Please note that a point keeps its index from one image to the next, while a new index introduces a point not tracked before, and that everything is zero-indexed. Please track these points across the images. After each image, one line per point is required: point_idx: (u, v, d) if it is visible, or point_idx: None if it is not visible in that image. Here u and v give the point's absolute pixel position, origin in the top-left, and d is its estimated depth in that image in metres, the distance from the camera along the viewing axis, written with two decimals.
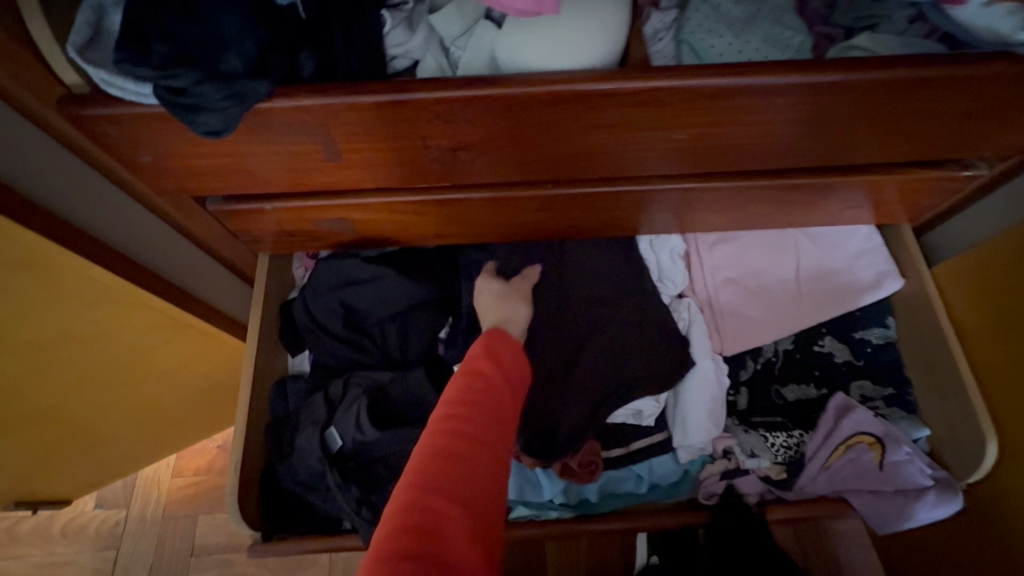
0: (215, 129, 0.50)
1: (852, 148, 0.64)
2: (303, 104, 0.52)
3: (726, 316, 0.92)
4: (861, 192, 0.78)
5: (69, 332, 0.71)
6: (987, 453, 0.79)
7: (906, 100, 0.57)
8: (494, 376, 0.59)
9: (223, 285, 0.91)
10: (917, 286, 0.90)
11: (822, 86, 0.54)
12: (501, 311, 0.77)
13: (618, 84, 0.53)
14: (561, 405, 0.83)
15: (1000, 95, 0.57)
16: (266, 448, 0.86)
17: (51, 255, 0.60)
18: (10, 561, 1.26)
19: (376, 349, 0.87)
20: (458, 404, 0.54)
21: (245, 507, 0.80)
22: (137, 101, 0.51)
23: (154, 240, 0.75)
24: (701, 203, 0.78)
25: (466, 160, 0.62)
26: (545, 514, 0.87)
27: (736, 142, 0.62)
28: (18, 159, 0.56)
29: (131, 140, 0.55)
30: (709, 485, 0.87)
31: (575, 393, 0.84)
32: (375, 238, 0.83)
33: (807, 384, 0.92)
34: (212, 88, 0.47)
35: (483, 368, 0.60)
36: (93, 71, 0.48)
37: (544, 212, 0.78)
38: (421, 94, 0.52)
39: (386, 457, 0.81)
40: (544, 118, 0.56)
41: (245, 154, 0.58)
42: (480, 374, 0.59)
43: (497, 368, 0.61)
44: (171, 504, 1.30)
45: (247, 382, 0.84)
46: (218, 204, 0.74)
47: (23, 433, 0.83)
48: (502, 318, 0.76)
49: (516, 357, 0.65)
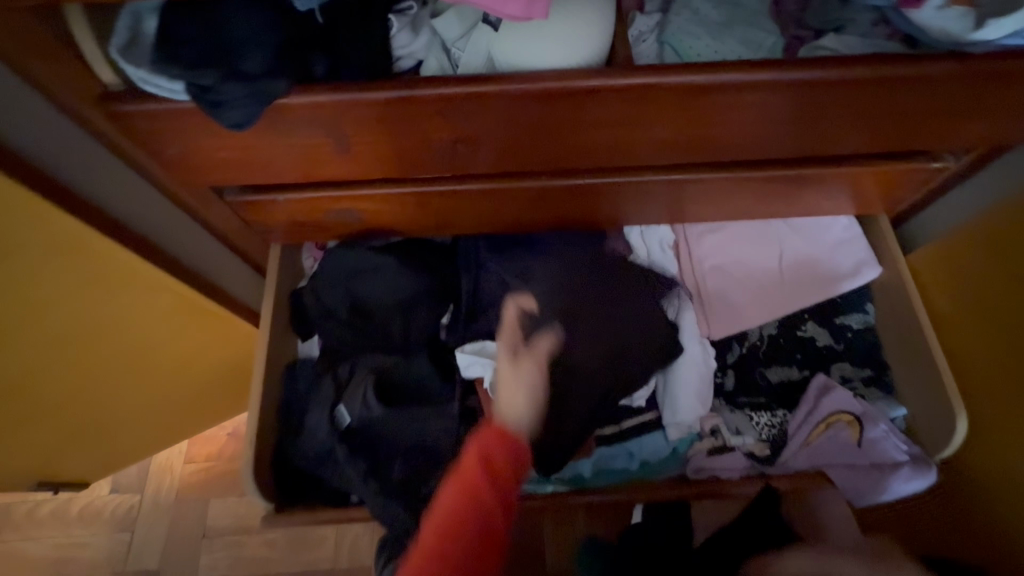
0: (237, 123, 0.55)
1: (824, 141, 0.69)
2: (316, 100, 0.57)
3: (713, 303, 0.97)
4: (838, 184, 0.82)
5: (97, 314, 0.76)
6: (957, 430, 0.84)
7: (869, 96, 0.62)
8: (485, 496, 0.60)
9: (236, 274, 0.96)
10: (894, 273, 0.94)
11: (790, 83, 0.59)
12: (504, 400, 0.66)
13: (603, 82, 0.58)
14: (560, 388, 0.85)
15: (955, 91, 0.62)
16: (278, 426, 0.91)
17: (86, 239, 0.65)
18: (30, 543, 1.31)
19: (376, 334, 0.90)
20: (442, 538, 0.58)
21: (259, 480, 0.85)
22: (170, 98, 0.56)
23: (176, 230, 0.81)
24: (687, 195, 0.83)
25: (466, 153, 0.67)
26: (542, 488, 0.93)
27: (715, 135, 0.67)
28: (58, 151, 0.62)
29: (160, 134, 0.61)
30: (697, 460, 0.91)
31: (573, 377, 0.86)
32: (381, 228, 0.88)
33: (790, 366, 0.97)
34: (235, 85, 0.52)
35: (475, 484, 0.60)
36: (131, 70, 0.54)
37: (539, 203, 0.83)
38: (425, 91, 0.58)
39: (390, 434, 0.85)
40: (536, 113, 0.61)
41: (263, 147, 0.64)
42: (472, 493, 0.60)
43: (491, 480, 0.61)
44: (183, 488, 1.35)
45: (261, 364, 0.89)
46: (235, 195, 0.79)
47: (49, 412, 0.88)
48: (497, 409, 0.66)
49: (514, 453, 0.63)
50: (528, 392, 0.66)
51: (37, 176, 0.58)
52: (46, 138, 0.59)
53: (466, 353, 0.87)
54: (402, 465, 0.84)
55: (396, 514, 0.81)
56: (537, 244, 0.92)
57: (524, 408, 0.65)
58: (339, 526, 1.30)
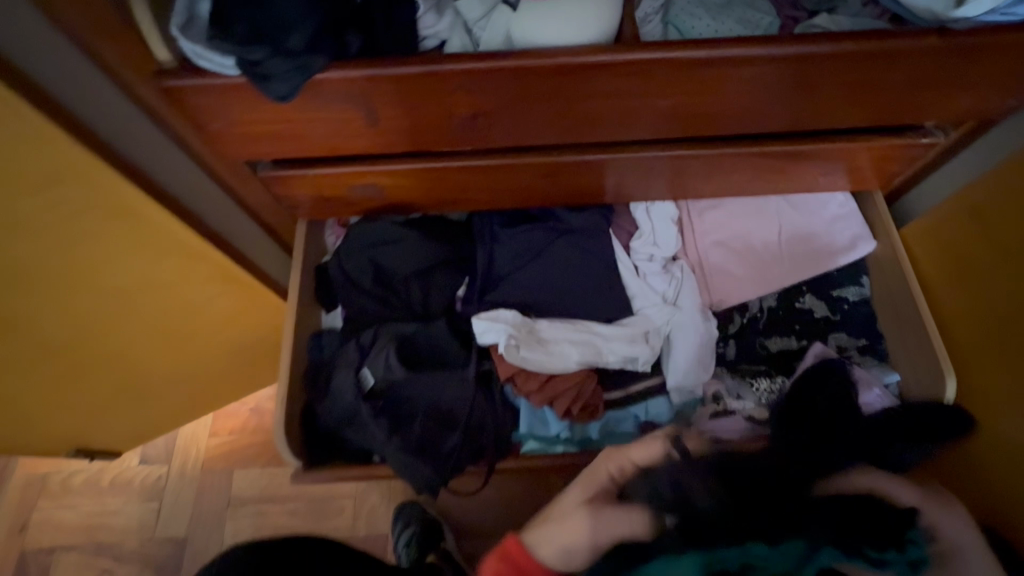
0: (281, 95, 0.62)
1: (819, 114, 0.74)
2: (350, 74, 0.63)
3: (714, 276, 1.02)
4: (834, 160, 0.87)
5: (144, 280, 0.82)
6: (947, 390, 0.88)
7: (858, 70, 0.67)
8: None
9: (265, 249, 1.02)
10: (888, 246, 0.99)
11: (784, 57, 0.64)
12: (549, 531, 0.61)
13: (611, 57, 0.63)
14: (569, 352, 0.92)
15: (940, 65, 0.66)
16: (305, 390, 0.97)
17: (138, 207, 0.72)
18: (65, 510, 1.38)
19: (399, 303, 0.97)
20: None
21: (289, 438, 0.91)
22: (220, 72, 0.62)
23: (214, 204, 0.86)
24: (689, 171, 0.88)
25: (484, 127, 0.73)
26: (552, 448, 0.96)
27: (716, 108, 0.72)
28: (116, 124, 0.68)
29: (208, 108, 0.67)
30: (701, 424, 0.94)
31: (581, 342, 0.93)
32: (402, 203, 0.94)
33: (788, 336, 1.02)
34: (280, 61, 0.59)
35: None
36: (189, 46, 0.60)
37: (550, 178, 0.88)
38: (449, 66, 0.63)
39: (412, 397, 0.91)
40: (550, 87, 0.67)
41: (299, 120, 0.70)
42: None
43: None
44: (208, 460, 1.42)
45: (290, 331, 0.95)
46: (268, 170, 0.85)
47: (94, 376, 0.94)
48: (533, 536, 0.62)
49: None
50: (565, 547, 0.60)
51: (100, 146, 0.64)
52: (106, 112, 0.66)
53: (482, 319, 0.92)
54: (422, 426, 0.89)
55: (416, 468, 0.87)
56: (548, 222, 1.00)
57: (553, 560, 0.60)
58: (357, 496, 1.36)
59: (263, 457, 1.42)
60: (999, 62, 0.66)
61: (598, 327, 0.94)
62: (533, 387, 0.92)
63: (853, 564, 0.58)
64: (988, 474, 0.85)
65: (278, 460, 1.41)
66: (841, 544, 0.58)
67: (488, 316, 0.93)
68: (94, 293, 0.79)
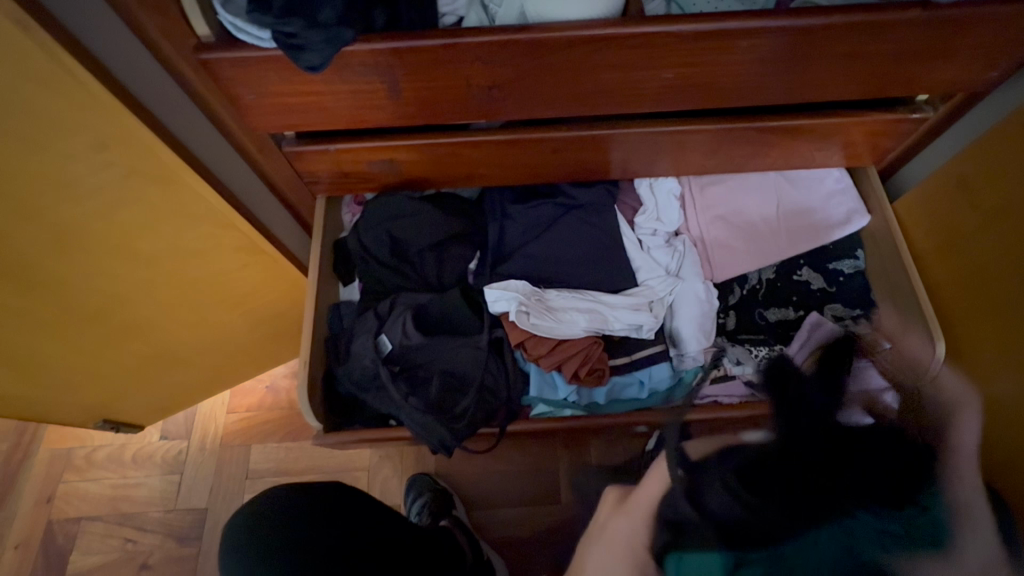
0: (313, 65, 0.66)
1: (812, 86, 0.79)
2: (376, 46, 0.68)
3: (715, 249, 1.06)
4: (828, 135, 0.91)
5: (175, 247, 0.87)
6: (936, 353, 0.92)
7: (850, 41, 0.71)
8: None
9: (286, 224, 1.07)
10: (882, 221, 1.03)
11: (779, 28, 0.69)
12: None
13: (618, 29, 0.68)
14: (576, 320, 0.96)
15: (927, 35, 0.71)
16: (326, 357, 1.03)
17: (177, 172, 0.77)
18: (90, 483, 1.43)
19: (414, 275, 1.02)
20: None
21: (312, 400, 0.97)
22: (257, 44, 0.68)
23: (242, 177, 0.92)
24: (691, 145, 0.93)
25: (498, 99, 0.78)
26: (560, 411, 1.01)
27: (716, 80, 0.77)
28: (160, 95, 0.73)
29: (244, 79, 0.72)
30: (702, 388, 1.00)
31: (588, 310, 0.98)
32: (416, 179, 0.99)
33: (786, 307, 1.06)
34: (313, 32, 0.63)
35: None
36: (229, 19, 0.66)
37: (560, 153, 0.92)
38: (468, 39, 0.68)
39: (427, 360, 0.97)
40: (559, 60, 0.72)
41: (326, 92, 0.75)
42: None
43: None
44: (227, 435, 1.47)
45: (311, 302, 1.00)
46: (292, 144, 0.90)
47: (125, 342, 1.00)
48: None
49: None
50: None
51: (143, 112, 0.69)
52: (149, 84, 0.71)
53: (494, 289, 0.97)
54: (438, 388, 0.95)
55: (431, 426, 0.93)
56: (556, 197, 1.05)
57: None
58: (372, 467, 1.40)
59: (280, 432, 1.47)
60: (981, 34, 0.71)
61: (604, 297, 0.99)
62: (542, 351, 0.96)
63: (873, 516, 0.39)
64: None
65: (294, 435, 1.46)
66: (871, 490, 0.40)
67: (500, 286, 0.98)
68: (131, 258, 0.84)
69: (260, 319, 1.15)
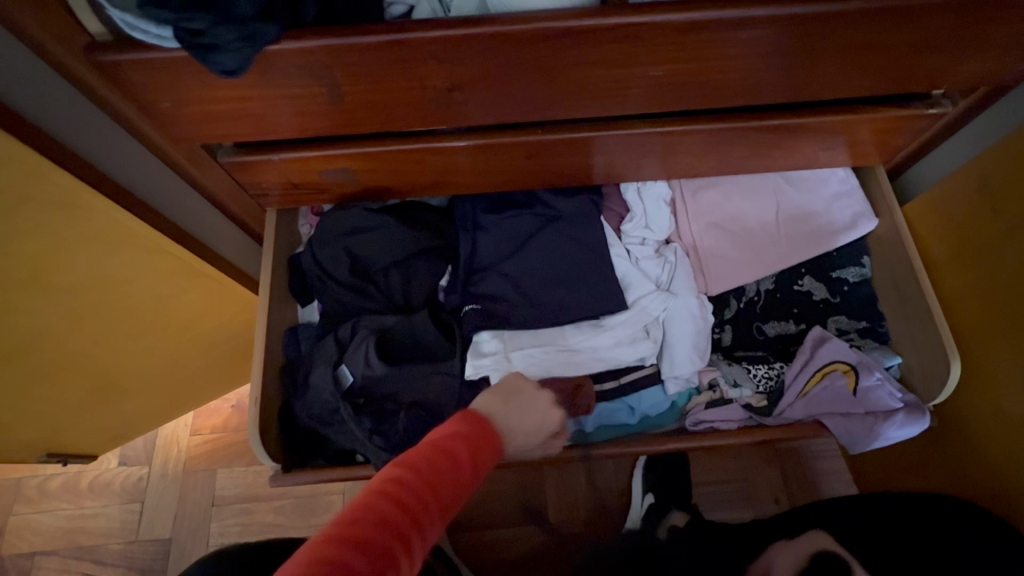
0: (230, 69, 0.56)
1: (817, 83, 0.69)
2: (308, 45, 0.57)
3: (709, 258, 0.97)
4: (835, 134, 0.81)
5: (95, 278, 0.77)
6: (951, 373, 0.84)
7: (861, 31, 0.61)
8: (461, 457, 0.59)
9: (231, 239, 0.97)
10: (891, 224, 0.94)
11: (784, 19, 0.59)
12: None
13: (596, 21, 0.58)
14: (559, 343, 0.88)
15: (952, 24, 0.61)
16: (283, 388, 0.93)
17: (78, 195, 0.67)
18: (43, 515, 1.29)
19: (379, 294, 0.92)
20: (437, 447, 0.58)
21: (265, 441, 0.87)
22: (159, 45, 0.56)
23: (165, 191, 0.81)
24: (683, 147, 0.82)
25: (461, 101, 0.67)
26: (542, 443, 0.95)
27: (705, 79, 0.67)
28: (38, 102, 0.62)
29: (151, 85, 0.61)
30: (696, 413, 0.93)
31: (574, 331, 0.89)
32: (376, 189, 0.88)
33: (787, 320, 0.97)
34: (226, 29, 0.52)
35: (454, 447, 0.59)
36: (117, 14, 0.54)
37: (536, 158, 0.82)
38: (417, 34, 0.57)
39: (395, 392, 0.87)
40: (527, 59, 0.61)
41: (254, 97, 0.64)
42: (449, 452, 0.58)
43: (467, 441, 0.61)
44: (190, 460, 1.33)
45: (262, 329, 0.89)
46: (228, 154, 0.78)
47: (58, 378, 0.88)
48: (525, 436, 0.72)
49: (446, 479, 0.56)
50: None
51: (13, 121, 0.58)
52: (16, 82, 0.59)
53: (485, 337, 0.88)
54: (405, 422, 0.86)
55: None
56: (535, 207, 0.94)
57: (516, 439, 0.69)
58: (346, 490, 1.28)
59: (247, 455, 1.33)
60: (1015, 21, 0.61)
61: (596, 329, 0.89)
62: None
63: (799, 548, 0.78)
64: (998, 460, 0.82)
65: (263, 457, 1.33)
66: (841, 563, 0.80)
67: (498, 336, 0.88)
68: (42, 296, 0.73)
69: (213, 342, 1.05)
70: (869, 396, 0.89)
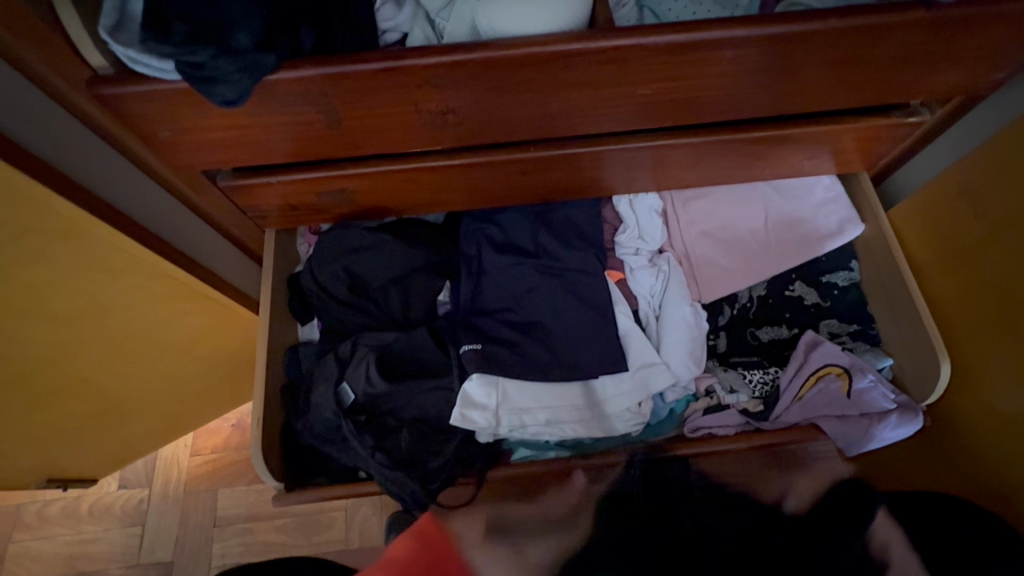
0: (230, 99, 0.57)
1: (799, 97, 0.72)
2: (305, 75, 0.59)
3: (702, 266, 0.99)
4: (820, 142, 0.84)
5: (99, 303, 0.78)
6: (941, 373, 0.86)
7: (838, 49, 0.64)
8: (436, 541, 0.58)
9: (231, 261, 0.98)
10: (876, 229, 0.97)
11: (765, 38, 0.61)
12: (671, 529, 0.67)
13: (585, 44, 0.60)
14: (566, 326, 0.88)
15: (925, 39, 0.64)
16: (284, 408, 0.94)
17: (82, 223, 0.68)
18: (42, 541, 1.28)
19: (378, 311, 0.93)
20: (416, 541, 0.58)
21: (269, 462, 0.88)
22: (160, 77, 0.58)
23: (166, 216, 0.82)
24: (674, 160, 0.84)
25: (454, 124, 0.69)
26: (543, 454, 0.94)
27: (692, 96, 0.69)
28: (41, 135, 0.63)
29: (152, 117, 0.62)
30: (695, 419, 0.95)
31: (576, 316, 0.88)
32: (372, 209, 0.89)
33: (779, 326, 0.99)
34: (225, 61, 0.54)
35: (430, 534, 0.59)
36: (121, 50, 0.56)
37: (527, 175, 0.84)
38: (413, 61, 0.59)
39: (396, 407, 0.88)
40: (519, 80, 0.63)
41: (253, 125, 0.66)
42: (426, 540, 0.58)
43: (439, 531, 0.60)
44: (191, 481, 1.32)
45: (263, 352, 0.90)
46: (227, 179, 0.79)
47: (61, 403, 0.88)
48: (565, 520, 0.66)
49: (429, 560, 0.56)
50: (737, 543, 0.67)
51: (19, 154, 0.59)
52: (20, 116, 0.61)
53: (483, 383, 0.86)
54: (408, 437, 0.87)
55: (404, 483, 0.84)
56: (539, 258, 0.92)
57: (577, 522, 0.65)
58: (348, 507, 1.28)
59: (249, 473, 1.33)
60: (983, 36, 0.64)
61: (599, 346, 0.87)
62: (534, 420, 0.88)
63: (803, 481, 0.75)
64: (994, 461, 0.83)
65: None
66: None
67: (487, 383, 0.86)
68: (48, 322, 0.75)
69: (213, 363, 1.05)
70: (864, 399, 0.91)
